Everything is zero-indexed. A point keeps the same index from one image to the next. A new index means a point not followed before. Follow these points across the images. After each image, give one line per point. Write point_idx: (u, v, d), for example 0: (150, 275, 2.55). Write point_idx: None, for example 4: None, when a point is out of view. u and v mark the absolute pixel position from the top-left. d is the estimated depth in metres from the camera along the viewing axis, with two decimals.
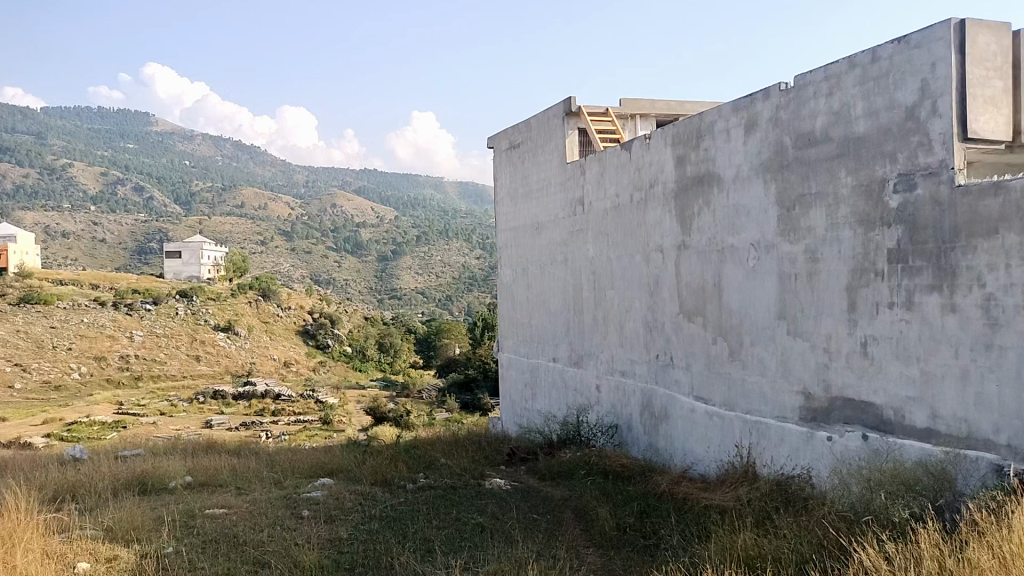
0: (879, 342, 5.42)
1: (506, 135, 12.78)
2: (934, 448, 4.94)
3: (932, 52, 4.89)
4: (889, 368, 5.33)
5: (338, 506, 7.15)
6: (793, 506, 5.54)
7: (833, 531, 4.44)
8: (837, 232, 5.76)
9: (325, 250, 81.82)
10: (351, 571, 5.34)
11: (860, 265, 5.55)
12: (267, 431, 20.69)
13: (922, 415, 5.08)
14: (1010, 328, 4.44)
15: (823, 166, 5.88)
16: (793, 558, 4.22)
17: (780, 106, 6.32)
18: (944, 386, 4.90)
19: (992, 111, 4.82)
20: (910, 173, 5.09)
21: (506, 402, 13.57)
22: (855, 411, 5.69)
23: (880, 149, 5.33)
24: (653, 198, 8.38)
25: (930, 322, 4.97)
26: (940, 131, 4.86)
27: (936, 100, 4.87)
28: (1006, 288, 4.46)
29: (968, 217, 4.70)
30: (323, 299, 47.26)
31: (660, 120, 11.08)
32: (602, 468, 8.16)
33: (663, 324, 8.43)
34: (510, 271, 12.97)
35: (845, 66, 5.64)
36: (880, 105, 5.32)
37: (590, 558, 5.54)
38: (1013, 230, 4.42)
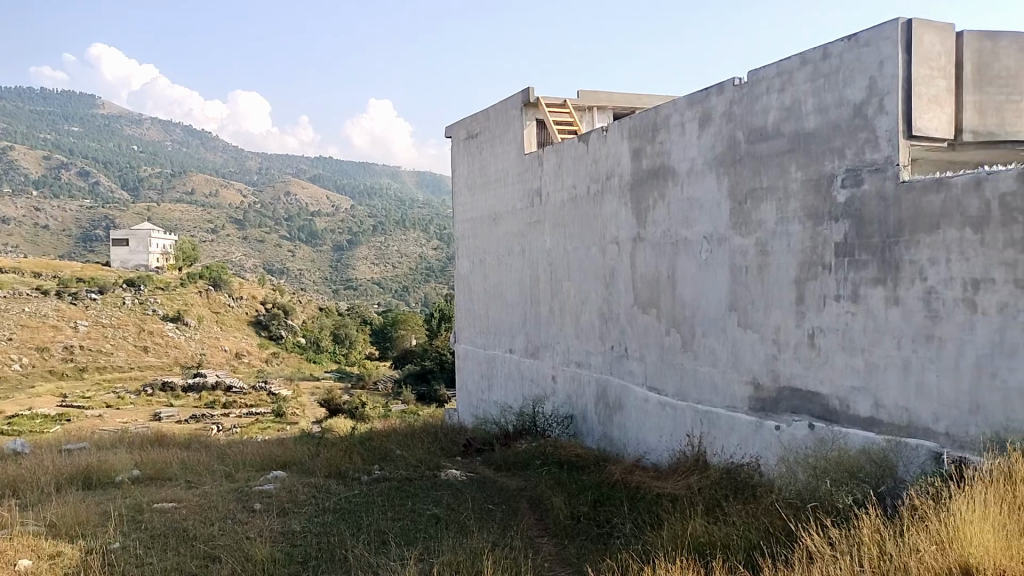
0: (825, 333, 5.56)
1: (463, 124, 12.70)
2: (877, 437, 5.09)
3: (880, 51, 5.00)
4: (835, 359, 5.47)
5: (291, 499, 7.05)
6: (741, 493, 5.67)
7: (780, 518, 4.53)
8: (786, 226, 5.88)
9: (279, 239, 80.44)
10: (304, 563, 5.28)
11: (808, 259, 5.68)
12: (218, 423, 20.32)
13: (865, 404, 5.24)
14: (950, 320, 4.59)
15: (774, 161, 5.99)
16: (741, 544, 4.31)
17: (733, 101, 6.41)
18: (887, 376, 5.05)
19: (936, 109, 4.94)
20: (857, 168, 5.21)
21: (462, 393, 13.57)
22: (801, 400, 5.83)
23: (829, 144, 5.44)
24: (610, 190, 8.43)
25: (875, 314, 5.12)
26: (886, 128, 4.98)
27: (883, 98, 4.98)
28: (947, 282, 4.61)
29: (911, 212, 4.83)
30: (277, 289, 46.48)
31: (617, 113, 11.15)
32: (557, 458, 8.21)
33: (618, 315, 8.50)
34: (467, 261, 12.94)
35: (796, 62, 5.74)
36: (829, 101, 5.42)
37: (544, 548, 5.58)
38: (954, 226, 4.56)
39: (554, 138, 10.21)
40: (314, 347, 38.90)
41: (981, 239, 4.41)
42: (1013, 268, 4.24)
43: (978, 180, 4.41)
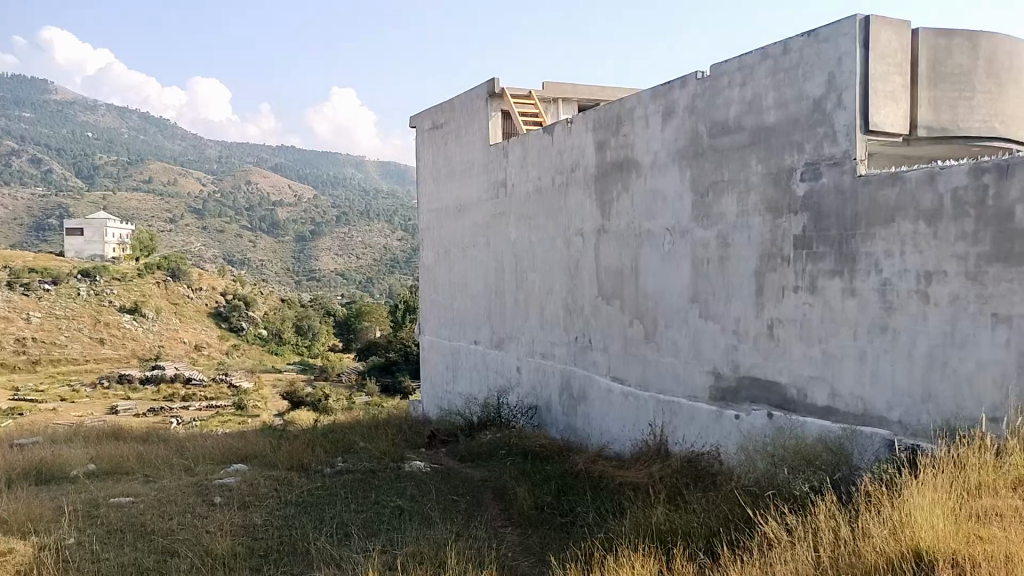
0: (783, 324, 5.66)
1: (428, 115, 12.61)
2: (833, 425, 5.20)
3: (838, 47, 5.07)
4: (793, 349, 5.57)
5: (252, 492, 6.96)
6: (702, 481, 5.74)
7: (739, 505, 4.59)
8: (746, 218, 5.96)
9: (240, 229, 79.06)
10: (265, 557, 5.21)
11: (767, 251, 5.77)
12: (177, 417, 19.95)
13: (822, 394, 5.35)
14: (904, 311, 4.70)
15: (735, 155, 6.06)
16: (702, 531, 4.36)
17: (696, 95, 6.46)
18: (843, 366, 5.16)
19: (892, 105, 5.03)
20: (816, 162, 5.30)
21: (426, 384, 13.52)
22: (760, 390, 5.93)
23: (789, 138, 5.53)
24: (574, 182, 8.45)
25: (832, 305, 5.21)
26: (844, 123, 5.07)
27: (841, 93, 5.06)
28: (901, 274, 4.72)
29: (868, 206, 4.93)
30: (238, 280, 45.72)
31: (581, 105, 11.17)
32: (521, 448, 8.22)
33: (582, 306, 8.54)
34: (432, 252, 12.86)
35: (757, 57, 5.80)
36: (789, 96, 5.50)
37: (508, 537, 5.59)
38: (908, 219, 4.66)
39: (520, 129, 10.19)
40: (276, 339, 38.41)
41: (934, 232, 4.51)
42: (964, 261, 4.35)
43: (931, 174, 4.51)
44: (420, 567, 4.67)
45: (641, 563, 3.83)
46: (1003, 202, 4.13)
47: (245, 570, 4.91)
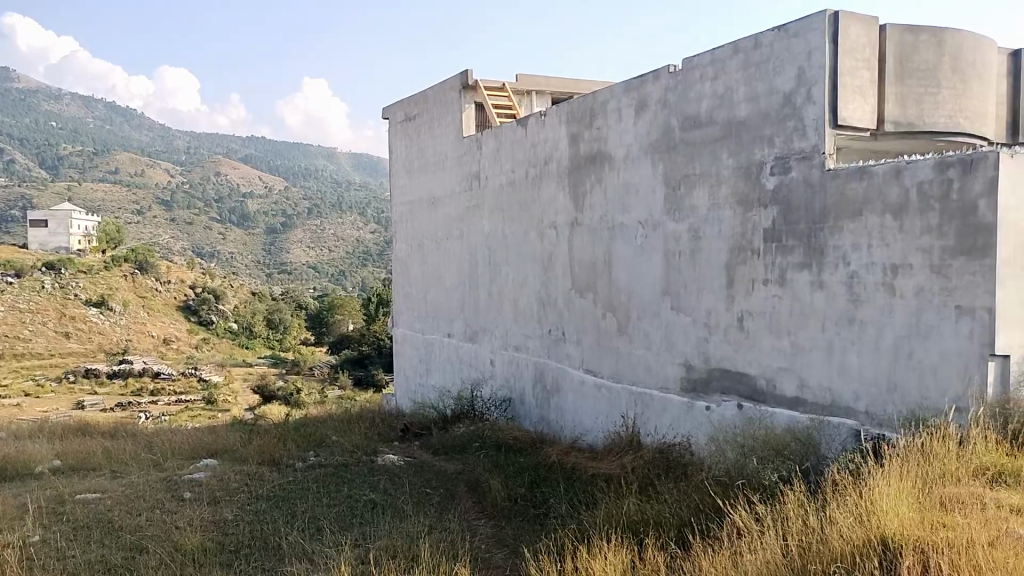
0: (753, 316, 5.72)
1: (401, 106, 12.51)
2: (801, 415, 5.27)
3: (808, 41, 5.11)
4: (762, 341, 5.63)
5: (222, 487, 6.88)
6: (673, 472, 5.79)
7: (710, 495, 4.64)
8: (717, 212, 6.00)
9: (211, 222, 77.92)
10: (236, 552, 5.16)
11: (737, 244, 5.82)
12: (145, 412, 19.65)
13: (791, 385, 5.42)
14: (871, 303, 4.77)
15: (707, 148, 6.10)
16: (673, 521, 4.40)
17: (668, 88, 6.49)
18: (811, 357, 5.23)
19: (860, 100, 5.08)
20: (786, 157, 5.35)
21: (399, 378, 13.48)
22: (731, 381, 5.98)
23: (759, 132, 5.57)
24: (548, 175, 8.46)
25: (800, 298, 5.28)
26: (813, 118, 5.12)
27: (811, 87, 5.11)
28: (868, 267, 4.79)
29: (836, 199, 4.99)
30: (208, 273, 45.09)
31: (555, 98, 11.16)
32: (495, 440, 8.23)
33: (555, 299, 8.55)
34: (405, 245, 12.79)
35: (729, 51, 5.84)
36: (760, 90, 5.54)
37: (481, 529, 5.60)
38: (875, 212, 4.73)
39: (493, 121, 10.15)
40: (247, 333, 37.98)
41: (900, 226, 4.58)
42: (929, 254, 4.42)
43: (898, 169, 4.57)
44: (392, 560, 4.65)
45: (613, 553, 3.84)
46: (967, 196, 4.19)
47: (215, 565, 4.85)
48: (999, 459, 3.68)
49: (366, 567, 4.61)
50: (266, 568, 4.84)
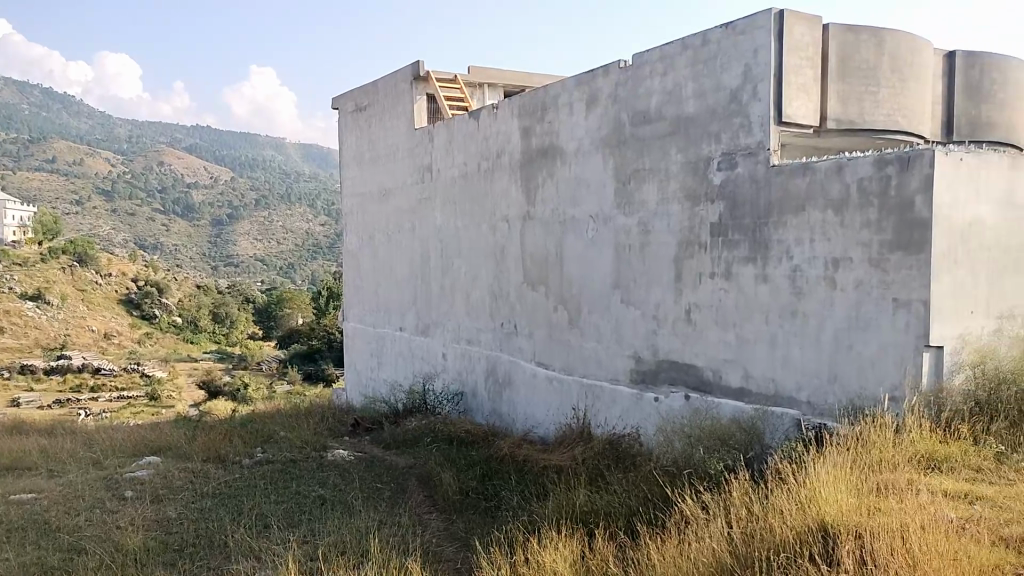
0: (700, 309, 5.81)
1: (351, 96, 12.32)
2: (746, 406, 5.38)
3: (754, 39, 5.19)
4: (709, 333, 5.73)
5: (166, 485, 6.70)
6: (623, 462, 5.84)
7: (658, 484, 4.69)
8: (666, 206, 6.08)
9: (156, 213, 75.72)
10: (179, 551, 5.03)
11: (685, 238, 5.90)
12: (84, 409, 19.03)
13: (736, 376, 5.52)
14: (812, 296, 4.90)
15: (657, 144, 6.17)
16: (622, 511, 4.44)
17: (619, 83, 6.53)
18: (755, 349, 5.34)
19: (803, 98, 5.19)
20: (732, 153, 5.44)
21: (350, 372, 13.33)
22: (678, 373, 6.08)
23: (707, 129, 5.65)
24: (500, 168, 8.44)
25: (745, 291, 5.38)
26: (759, 115, 5.21)
27: (756, 85, 5.19)
28: (810, 261, 4.90)
29: (780, 195, 5.09)
30: (151, 266, 43.83)
31: (507, 91, 11.13)
32: (447, 434, 8.19)
33: (508, 292, 8.56)
34: (356, 238, 12.63)
35: (677, 48, 5.89)
36: (707, 87, 5.61)
37: (433, 523, 5.57)
38: (817, 208, 4.84)
39: (445, 113, 10.08)
40: (192, 327, 37.11)
41: (841, 221, 4.70)
42: (868, 248, 4.55)
43: (839, 165, 4.69)
44: (341, 557, 4.60)
45: (563, 544, 3.85)
46: (904, 193, 4.32)
47: (158, 565, 4.72)
48: (932, 446, 3.82)
49: (314, 563, 4.54)
50: (211, 567, 4.74)
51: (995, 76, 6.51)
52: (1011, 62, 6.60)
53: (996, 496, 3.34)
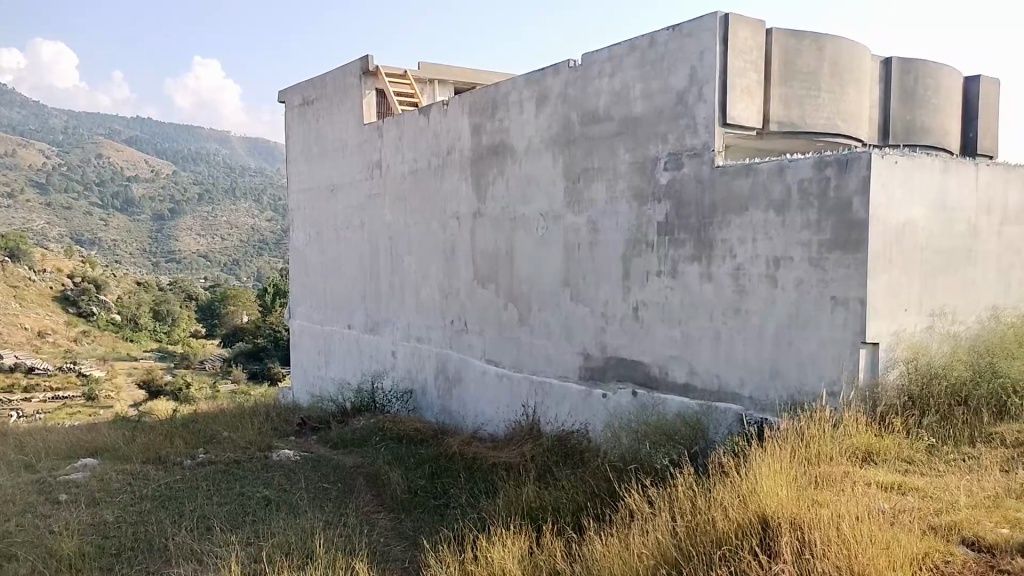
0: (647, 307, 5.90)
1: (297, 90, 12.10)
2: (691, 402, 5.47)
3: (700, 42, 5.27)
4: (656, 330, 5.82)
5: (102, 488, 6.48)
6: (571, 458, 5.88)
7: (605, 480, 4.73)
8: (615, 205, 6.16)
9: (94, 207, 73.17)
10: (116, 555, 4.89)
11: (634, 236, 5.98)
12: (14, 411, 18.29)
13: (682, 372, 5.62)
14: (755, 294, 5.01)
15: (606, 143, 6.23)
16: (570, 507, 4.46)
17: (568, 82, 6.56)
18: (700, 346, 5.45)
19: (747, 100, 5.29)
20: (678, 153, 5.53)
21: (297, 370, 13.12)
22: (626, 370, 6.15)
23: (654, 129, 5.73)
24: (450, 165, 8.41)
25: (691, 289, 5.48)
26: (704, 116, 5.30)
27: (702, 86, 5.28)
28: (752, 260, 5.02)
29: (724, 195, 5.19)
30: (87, 262, 42.28)
31: (457, 88, 11.08)
32: (396, 432, 8.12)
33: (458, 289, 8.54)
34: (302, 234, 12.43)
35: (625, 49, 5.96)
36: (655, 87, 5.69)
37: (380, 522, 5.51)
38: (760, 208, 4.96)
39: (395, 109, 9.99)
40: (132, 325, 36.02)
41: (782, 221, 4.82)
42: (808, 248, 4.67)
43: (781, 167, 4.80)
44: (286, 558, 4.53)
45: (512, 540, 3.85)
46: (842, 194, 4.45)
47: (94, 570, 4.58)
48: (867, 440, 3.94)
49: (257, 565, 4.47)
50: (150, 570, 4.61)
51: (929, 82, 6.75)
52: (944, 69, 6.85)
53: (927, 487, 3.45)
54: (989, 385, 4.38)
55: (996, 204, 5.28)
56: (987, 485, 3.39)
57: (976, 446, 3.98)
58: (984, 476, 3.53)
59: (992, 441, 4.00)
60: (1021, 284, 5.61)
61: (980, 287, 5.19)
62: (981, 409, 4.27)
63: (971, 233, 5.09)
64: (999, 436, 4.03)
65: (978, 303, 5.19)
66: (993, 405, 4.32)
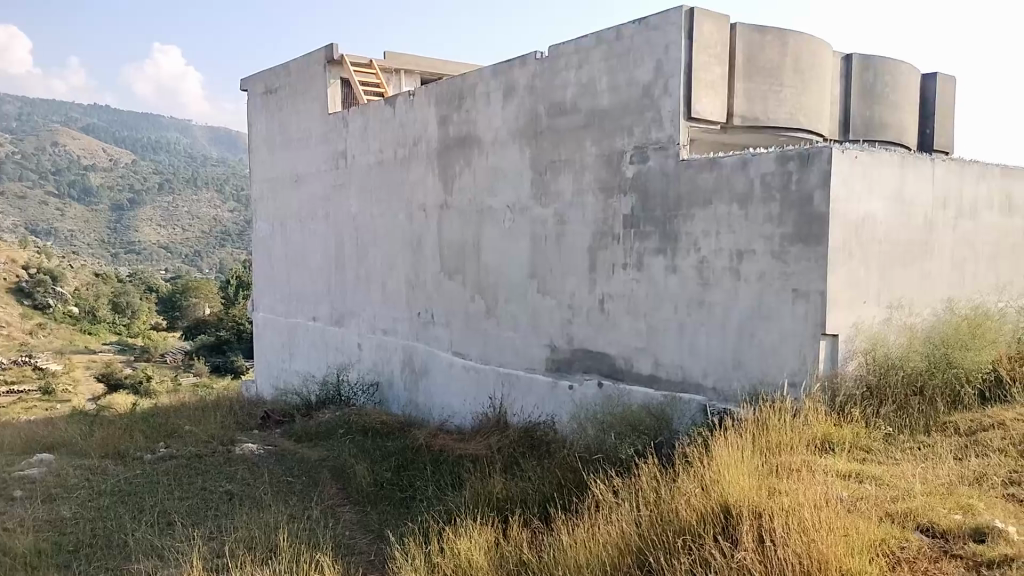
0: (613, 299, 5.94)
1: (260, 79, 11.90)
2: (656, 392, 5.53)
3: (666, 35, 5.29)
4: (621, 322, 5.87)
5: (59, 484, 6.34)
6: (537, 450, 5.91)
7: (572, 470, 4.75)
8: (581, 197, 6.18)
9: (50, 196, 71.19)
10: (74, 552, 4.79)
11: (600, 229, 6.01)
12: None
13: (647, 364, 5.67)
14: (718, 287, 5.07)
15: (573, 135, 6.24)
16: (536, 498, 4.48)
17: (535, 74, 6.56)
18: (665, 337, 5.50)
19: (712, 94, 5.34)
20: (644, 146, 5.56)
21: (260, 363, 12.96)
22: (592, 361, 6.19)
23: (620, 122, 5.76)
24: (416, 156, 8.35)
25: (656, 281, 5.54)
26: (669, 110, 5.34)
27: (667, 80, 5.31)
28: (716, 253, 5.08)
29: (688, 188, 5.24)
30: (43, 252, 41.17)
31: (423, 78, 10.99)
32: (361, 425, 8.07)
33: (424, 281, 8.50)
34: (266, 225, 12.25)
35: (592, 41, 5.96)
36: (621, 81, 5.71)
37: (346, 515, 5.48)
38: (723, 202, 5.01)
39: (360, 99, 9.88)
40: (90, 317, 35.19)
41: (745, 214, 4.88)
42: (770, 241, 4.74)
43: (744, 161, 4.86)
44: (248, 553, 4.48)
45: (477, 532, 3.85)
46: (804, 187, 4.52)
47: (50, 568, 4.48)
48: (826, 429, 4.02)
49: (220, 560, 4.41)
50: (108, 567, 4.51)
51: (887, 78, 6.86)
52: (901, 66, 6.97)
53: (883, 475, 3.52)
54: (945, 375, 4.49)
55: (951, 199, 5.40)
56: (941, 473, 3.48)
57: (932, 435, 4.07)
58: (939, 464, 3.63)
59: (947, 430, 4.11)
60: (974, 277, 5.76)
61: (935, 280, 5.32)
62: (936, 398, 4.39)
63: (927, 227, 5.21)
64: (953, 425, 4.15)
65: (934, 295, 5.32)
66: (948, 395, 4.45)
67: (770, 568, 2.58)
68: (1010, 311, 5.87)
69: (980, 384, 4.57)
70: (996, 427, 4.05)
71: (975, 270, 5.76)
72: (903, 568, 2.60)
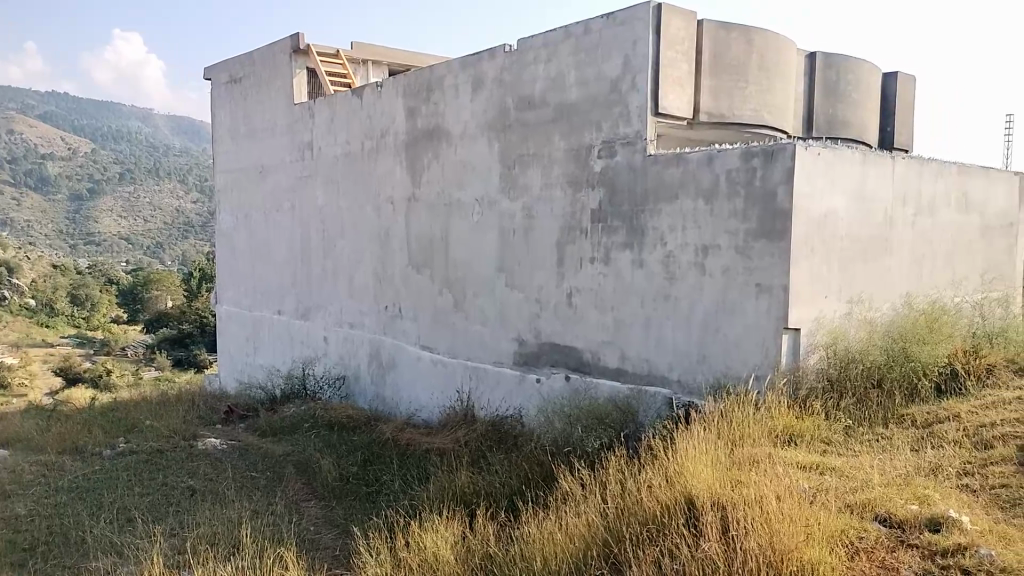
0: (580, 293, 5.97)
1: (224, 67, 11.69)
2: (622, 386, 5.56)
3: (633, 30, 5.31)
4: (589, 316, 5.90)
5: (13, 481, 6.18)
6: (504, 443, 5.91)
7: (539, 464, 4.75)
8: (549, 191, 6.19)
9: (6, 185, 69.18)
10: (30, 550, 4.68)
11: (568, 223, 6.03)
12: None
13: (613, 358, 5.71)
14: (684, 282, 5.12)
15: (541, 130, 6.24)
16: (503, 492, 4.48)
17: (504, 68, 6.54)
18: (631, 331, 5.54)
19: (678, 90, 5.37)
20: (612, 141, 5.59)
21: (224, 357, 12.77)
22: (559, 355, 6.22)
23: (588, 117, 5.77)
24: (384, 148, 8.28)
25: (622, 276, 5.57)
26: (637, 105, 5.36)
27: (635, 75, 5.33)
28: (681, 248, 5.13)
29: (655, 184, 5.27)
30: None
31: (391, 70, 10.89)
32: (327, 420, 7.99)
33: (392, 275, 8.43)
34: (230, 216, 12.06)
35: (561, 35, 5.96)
36: (589, 76, 5.72)
37: (311, 510, 5.42)
38: (689, 197, 5.05)
39: (327, 90, 9.76)
40: (48, 310, 34.34)
41: (710, 209, 4.92)
42: (734, 236, 4.79)
43: (709, 156, 4.90)
44: (210, 549, 4.41)
45: (443, 525, 3.83)
46: (768, 184, 4.57)
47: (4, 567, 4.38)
48: (788, 422, 4.08)
49: (181, 557, 4.35)
50: (66, 565, 4.42)
51: (849, 77, 6.96)
52: (863, 66, 7.08)
53: (843, 467, 3.58)
54: (902, 369, 4.57)
55: (910, 197, 5.51)
56: (898, 464, 3.56)
57: (890, 426, 4.16)
58: (896, 455, 3.70)
59: (903, 423, 4.19)
60: (932, 274, 5.88)
61: (894, 277, 5.43)
62: (894, 391, 4.48)
63: (887, 224, 5.31)
64: (910, 417, 4.24)
65: (893, 292, 5.43)
66: (905, 388, 4.54)
67: (732, 558, 2.61)
68: (965, 307, 6.01)
69: (936, 377, 4.67)
70: (951, 419, 4.14)
71: (933, 266, 5.89)
72: (860, 559, 2.65)
